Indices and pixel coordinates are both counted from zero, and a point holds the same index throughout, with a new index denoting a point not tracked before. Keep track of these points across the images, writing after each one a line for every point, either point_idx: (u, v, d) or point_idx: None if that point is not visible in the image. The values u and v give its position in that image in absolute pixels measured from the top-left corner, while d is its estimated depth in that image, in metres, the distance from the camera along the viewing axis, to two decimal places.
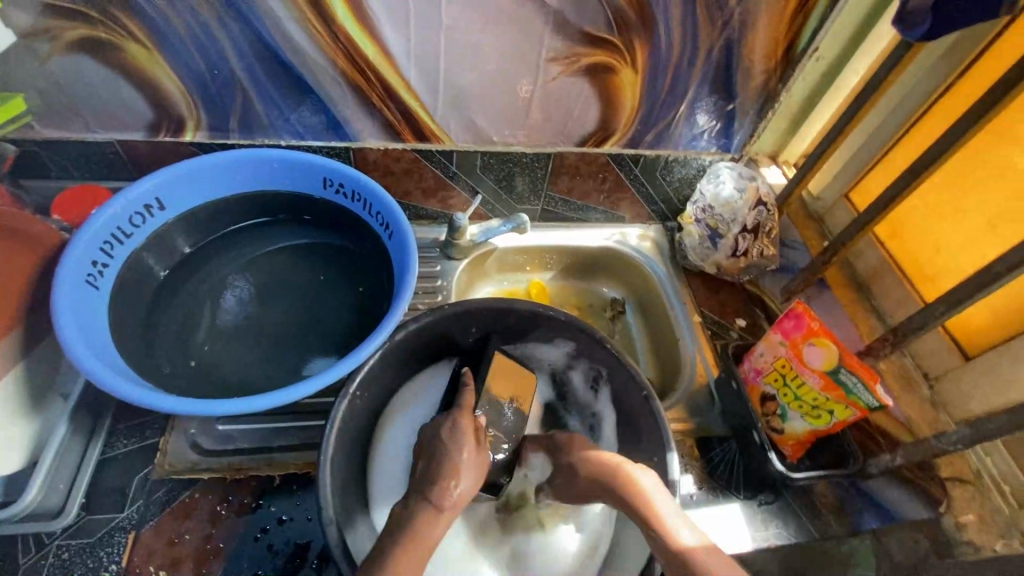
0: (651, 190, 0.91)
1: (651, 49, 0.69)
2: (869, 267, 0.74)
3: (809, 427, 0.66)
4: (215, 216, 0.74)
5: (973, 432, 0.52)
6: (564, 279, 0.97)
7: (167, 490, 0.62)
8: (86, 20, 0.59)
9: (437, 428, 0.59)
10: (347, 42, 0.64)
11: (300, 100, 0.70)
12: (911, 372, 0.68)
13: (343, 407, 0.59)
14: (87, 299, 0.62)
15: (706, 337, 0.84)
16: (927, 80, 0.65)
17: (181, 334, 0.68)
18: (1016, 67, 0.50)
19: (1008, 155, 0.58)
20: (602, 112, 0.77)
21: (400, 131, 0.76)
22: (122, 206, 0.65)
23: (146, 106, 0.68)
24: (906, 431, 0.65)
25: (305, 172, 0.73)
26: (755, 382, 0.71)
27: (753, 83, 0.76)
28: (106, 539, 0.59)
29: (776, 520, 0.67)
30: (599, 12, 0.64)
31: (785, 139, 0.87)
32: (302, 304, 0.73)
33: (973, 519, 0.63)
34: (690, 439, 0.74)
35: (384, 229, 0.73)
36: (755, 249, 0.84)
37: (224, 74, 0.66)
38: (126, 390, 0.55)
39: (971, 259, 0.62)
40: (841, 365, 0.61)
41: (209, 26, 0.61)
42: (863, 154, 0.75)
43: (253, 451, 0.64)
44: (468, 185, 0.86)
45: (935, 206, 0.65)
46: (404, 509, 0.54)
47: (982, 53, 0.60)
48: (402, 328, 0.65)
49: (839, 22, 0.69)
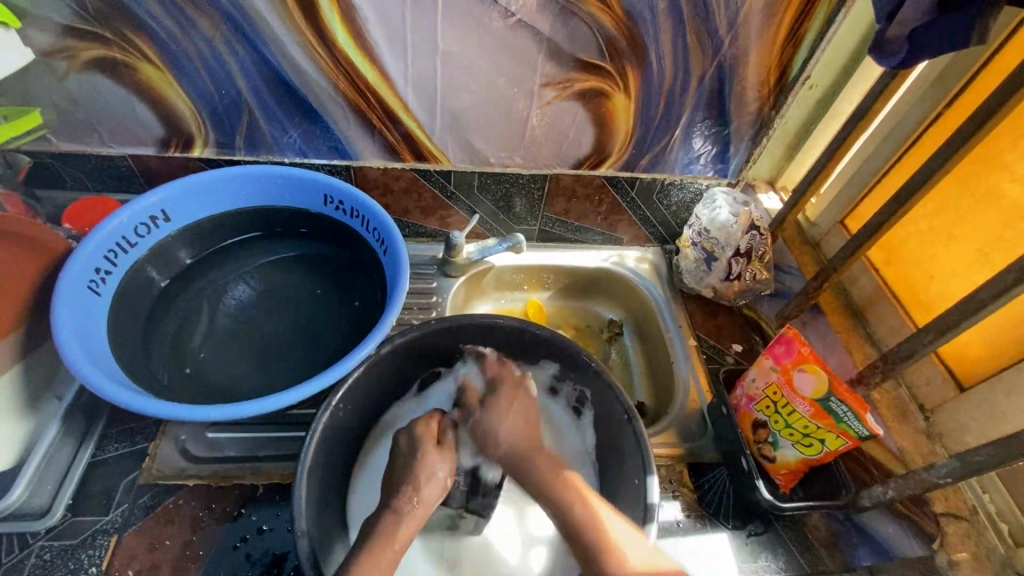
0: (647, 213, 0.91)
1: (642, 75, 0.70)
2: (865, 295, 0.73)
3: (801, 456, 0.65)
4: (218, 228, 0.77)
5: (963, 465, 0.51)
6: (561, 299, 0.98)
7: (153, 495, 0.63)
8: (104, 41, 0.63)
9: (418, 440, 0.60)
10: (348, 65, 0.66)
11: (302, 120, 0.73)
12: (907, 404, 0.67)
13: (323, 418, 0.59)
14: (88, 305, 0.65)
15: (701, 362, 0.83)
16: (917, 108, 0.65)
17: (179, 342, 0.70)
18: (997, 96, 0.51)
19: (997, 182, 0.57)
20: (597, 136, 0.78)
21: (400, 151, 0.78)
22: (127, 217, 0.68)
23: (157, 123, 0.71)
24: (900, 463, 0.63)
25: (306, 188, 0.75)
26: (748, 409, 0.69)
27: (747, 108, 0.76)
28: (89, 541, 0.60)
29: (765, 551, 0.65)
30: (591, 40, 0.66)
31: (782, 166, 0.87)
32: (298, 315, 0.74)
33: (966, 556, 0.61)
34: (680, 464, 0.72)
35: (379, 244, 0.74)
36: (748, 273, 0.84)
37: (231, 94, 0.69)
38: (117, 395, 0.56)
39: (963, 287, 0.62)
40: (831, 394, 0.59)
41: (218, 49, 0.64)
42: (857, 181, 0.74)
43: (239, 460, 0.65)
44: (467, 205, 0.88)
45: (928, 234, 0.65)
46: (378, 522, 0.54)
47: (971, 82, 0.60)
48: (388, 342, 0.66)
49: (830, 51, 0.70)
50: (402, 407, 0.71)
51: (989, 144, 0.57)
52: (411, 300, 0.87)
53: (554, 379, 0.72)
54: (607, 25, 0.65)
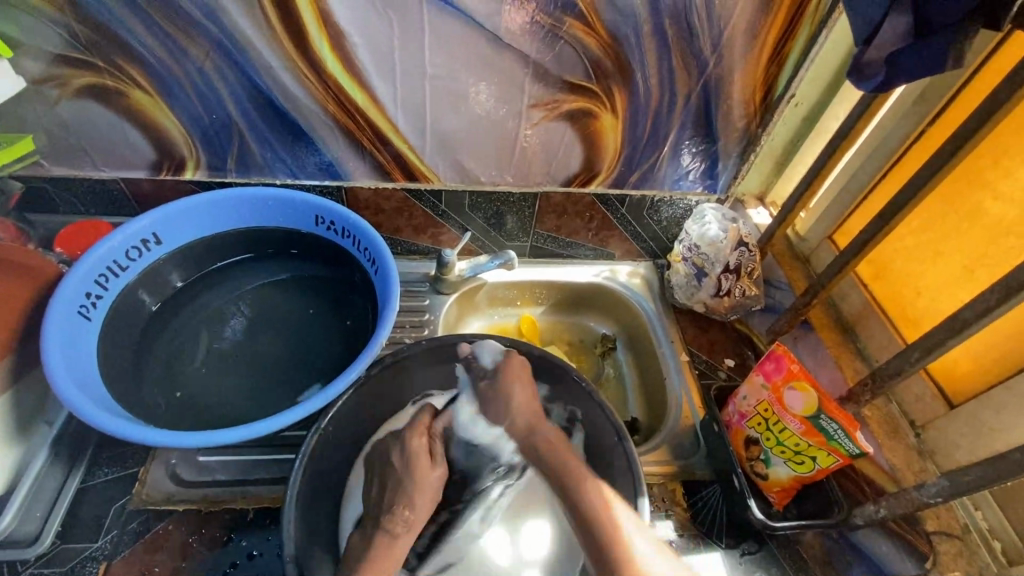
0: (638, 229, 0.92)
1: (629, 94, 0.71)
2: (854, 310, 0.73)
3: (793, 474, 0.65)
4: (210, 250, 0.77)
5: (952, 484, 0.51)
6: (554, 314, 0.98)
7: (143, 521, 0.63)
8: (95, 69, 0.63)
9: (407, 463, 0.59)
10: (337, 89, 0.67)
11: (292, 142, 0.74)
12: (898, 420, 0.67)
13: (312, 441, 0.60)
14: (78, 330, 0.65)
15: (693, 377, 0.83)
16: (900, 126, 0.66)
17: (170, 365, 0.70)
18: (977, 116, 0.51)
19: (980, 201, 0.58)
20: (586, 154, 0.79)
21: (391, 172, 0.79)
22: (118, 241, 0.68)
23: (148, 146, 0.72)
24: (892, 481, 0.63)
25: (298, 210, 0.76)
26: (739, 426, 0.69)
27: (734, 126, 0.77)
28: (78, 569, 0.59)
29: (759, 571, 0.65)
30: (577, 62, 0.67)
31: (771, 180, 0.88)
32: (290, 336, 0.74)
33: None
34: (674, 482, 0.72)
35: (370, 265, 0.75)
36: (738, 289, 0.84)
37: (222, 118, 0.70)
38: (105, 422, 0.56)
39: (950, 304, 0.62)
40: (820, 411, 0.59)
41: (209, 75, 0.65)
42: (844, 197, 0.75)
43: (230, 484, 0.65)
44: (458, 223, 0.88)
45: (914, 250, 0.65)
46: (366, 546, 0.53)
47: (953, 101, 0.60)
48: (378, 363, 0.67)
49: (814, 69, 0.70)
50: (385, 423, 0.67)
51: (972, 163, 0.58)
52: (402, 318, 0.87)
53: (543, 401, 0.70)
54: (592, 47, 0.66)
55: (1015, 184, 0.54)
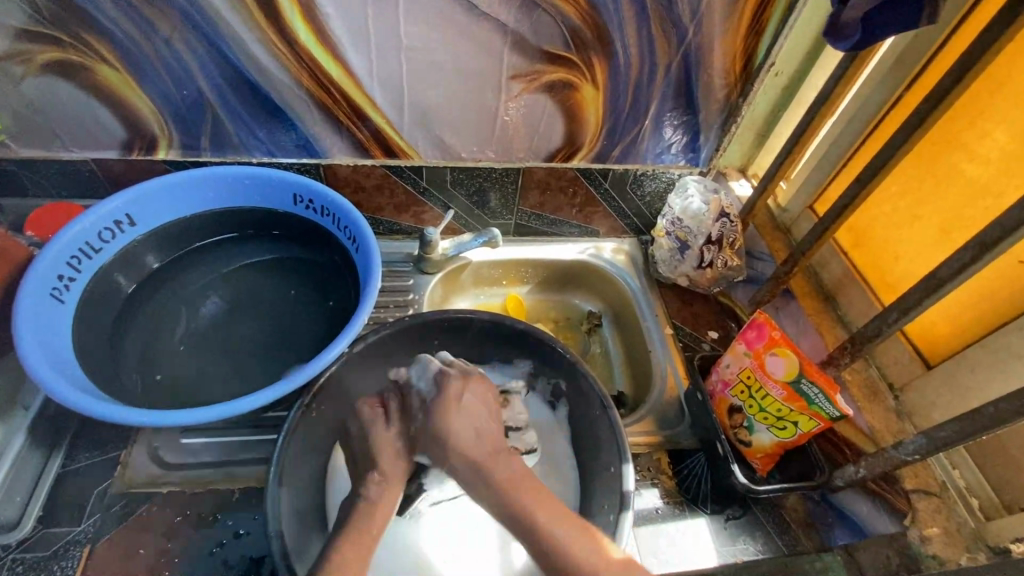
0: (622, 204, 0.91)
1: (609, 65, 0.70)
2: (835, 277, 0.74)
3: (776, 440, 0.65)
4: (187, 232, 0.75)
5: (929, 441, 0.52)
6: (540, 292, 0.98)
7: (125, 504, 0.62)
8: (58, 43, 0.61)
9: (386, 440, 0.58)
10: (311, 62, 0.66)
11: (268, 118, 0.72)
12: (877, 384, 0.68)
13: (296, 417, 0.60)
14: (52, 313, 0.63)
15: (677, 350, 0.83)
16: (878, 92, 0.66)
17: (148, 349, 0.69)
18: (952, 76, 0.51)
19: (956, 163, 0.58)
20: (567, 129, 0.78)
21: (370, 148, 0.78)
22: (91, 222, 0.67)
23: (119, 125, 0.70)
24: (871, 441, 0.64)
25: (275, 188, 0.74)
26: (723, 395, 0.70)
27: (715, 96, 0.76)
28: (61, 552, 0.59)
29: (743, 535, 0.66)
30: (555, 30, 0.66)
31: (752, 153, 0.88)
32: (271, 318, 0.73)
33: (938, 531, 0.62)
34: (659, 452, 0.73)
35: (351, 243, 0.74)
36: (721, 260, 0.84)
37: (193, 94, 0.68)
38: (80, 403, 0.55)
39: (927, 267, 0.63)
40: (801, 375, 0.60)
41: (177, 49, 0.63)
42: (824, 165, 0.75)
43: (214, 466, 0.65)
44: (440, 201, 0.87)
45: (893, 215, 0.66)
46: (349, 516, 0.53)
47: (929, 64, 0.61)
48: (361, 340, 0.66)
49: (793, 37, 0.70)
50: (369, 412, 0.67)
51: (947, 127, 0.58)
52: (386, 299, 0.87)
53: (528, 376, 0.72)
54: (570, 16, 0.65)
55: (991, 144, 0.55)
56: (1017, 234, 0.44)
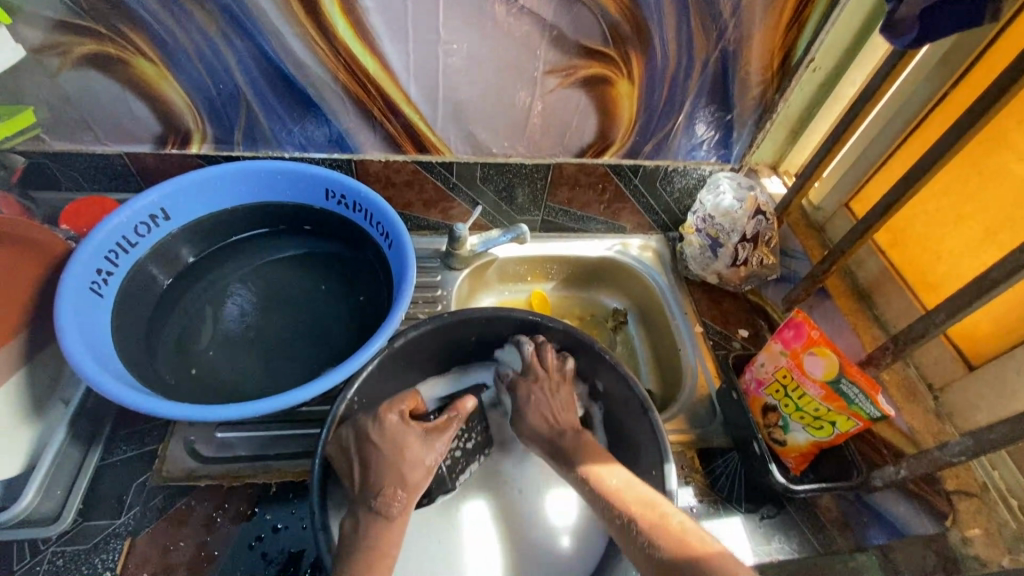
0: (651, 201, 0.91)
1: (647, 60, 0.70)
2: (871, 277, 0.73)
3: (812, 439, 0.65)
4: (219, 226, 0.75)
5: (976, 443, 0.51)
6: (565, 288, 0.97)
7: (164, 497, 0.63)
8: (96, 36, 0.61)
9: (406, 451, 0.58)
10: (348, 56, 0.65)
11: (302, 112, 0.72)
12: (915, 384, 0.67)
13: (339, 412, 0.60)
14: (92, 307, 0.64)
15: (707, 348, 0.83)
16: (922, 89, 0.65)
17: (184, 343, 0.69)
18: (1007, 75, 0.50)
19: (1005, 163, 0.58)
20: (600, 123, 0.78)
21: (401, 143, 0.77)
22: (127, 216, 0.67)
23: (153, 119, 0.70)
24: (910, 441, 0.64)
25: (309, 183, 0.74)
26: (757, 394, 0.70)
27: (750, 93, 0.76)
28: (102, 545, 0.59)
29: (778, 534, 0.66)
30: (595, 26, 0.65)
31: (784, 149, 0.87)
32: (304, 313, 0.73)
33: (979, 532, 0.62)
34: (691, 450, 0.73)
35: (384, 238, 0.73)
36: (754, 258, 0.84)
37: (229, 88, 0.68)
38: (125, 397, 0.56)
39: (970, 268, 0.62)
40: (841, 375, 0.60)
41: (215, 42, 0.63)
42: (861, 164, 0.75)
43: (250, 459, 0.65)
44: (469, 196, 0.87)
45: (935, 214, 0.65)
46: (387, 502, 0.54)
47: (977, 61, 0.60)
48: (402, 335, 0.66)
49: (833, 33, 0.69)
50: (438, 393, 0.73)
51: (996, 126, 0.58)
52: (415, 294, 0.86)
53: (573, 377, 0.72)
54: (610, 11, 0.64)
55: None
56: None
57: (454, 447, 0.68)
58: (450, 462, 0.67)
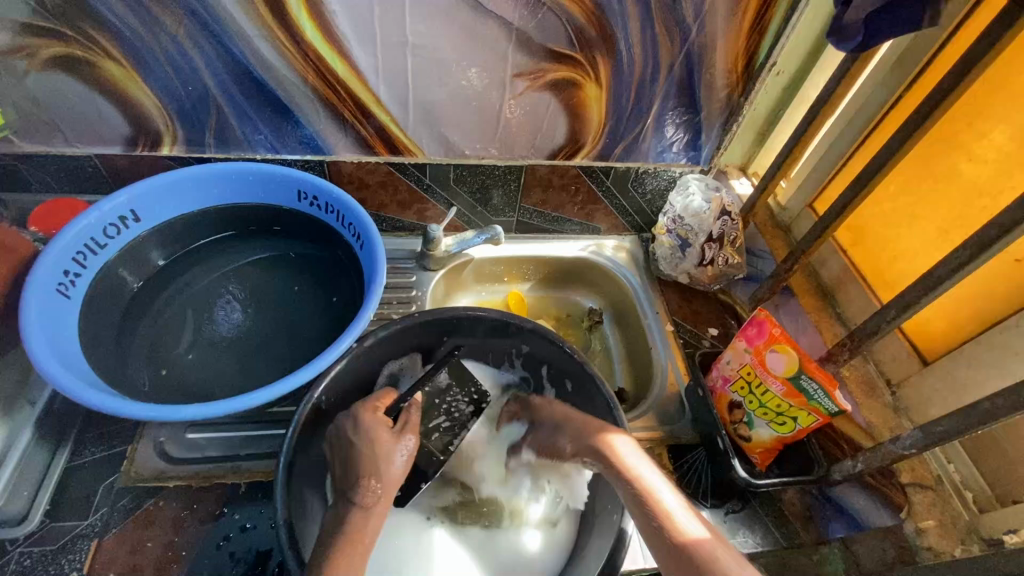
0: (623, 202, 0.92)
1: (613, 63, 0.71)
2: (834, 275, 0.75)
3: (775, 435, 0.66)
4: (190, 228, 0.76)
5: (926, 436, 0.53)
6: (541, 289, 0.98)
7: (132, 498, 0.63)
8: (63, 38, 0.61)
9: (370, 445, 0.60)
10: (316, 58, 0.66)
11: (272, 114, 0.72)
12: (875, 379, 0.69)
13: (306, 411, 0.60)
14: (59, 308, 0.64)
15: (678, 346, 0.84)
16: (878, 93, 0.67)
17: (154, 344, 0.70)
18: (952, 78, 0.52)
19: (954, 164, 0.60)
20: (570, 126, 0.79)
21: (374, 145, 0.78)
22: (96, 218, 0.67)
23: (123, 121, 0.70)
24: (868, 436, 0.65)
25: (280, 184, 0.75)
26: (723, 390, 0.71)
27: (716, 95, 0.77)
28: (68, 546, 0.59)
29: (743, 528, 0.67)
30: (560, 30, 0.67)
31: (752, 151, 0.89)
32: (276, 314, 0.74)
33: (933, 524, 0.63)
34: (660, 446, 0.74)
35: (355, 239, 0.74)
36: (721, 258, 0.86)
37: (199, 90, 0.68)
38: (89, 398, 0.56)
39: (923, 266, 0.64)
40: (801, 371, 0.61)
41: (182, 44, 0.63)
42: (823, 165, 0.77)
43: (220, 460, 0.65)
44: (443, 198, 0.88)
45: (891, 214, 0.67)
46: (340, 510, 0.56)
47: (928, 65, 0.62)
48: (371, 335, 0.66)
49: (793, 37, 0.71)
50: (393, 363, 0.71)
51: (945, 127, 0.60)
52: (389, 295, 0.87)
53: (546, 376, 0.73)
54: (574, 14, 0.65)
55: (988, 145, 0.56)
56: (1013, 235, 0.45)
57: (443, 418, 0.68)
58: (439, 440, 0.67)
